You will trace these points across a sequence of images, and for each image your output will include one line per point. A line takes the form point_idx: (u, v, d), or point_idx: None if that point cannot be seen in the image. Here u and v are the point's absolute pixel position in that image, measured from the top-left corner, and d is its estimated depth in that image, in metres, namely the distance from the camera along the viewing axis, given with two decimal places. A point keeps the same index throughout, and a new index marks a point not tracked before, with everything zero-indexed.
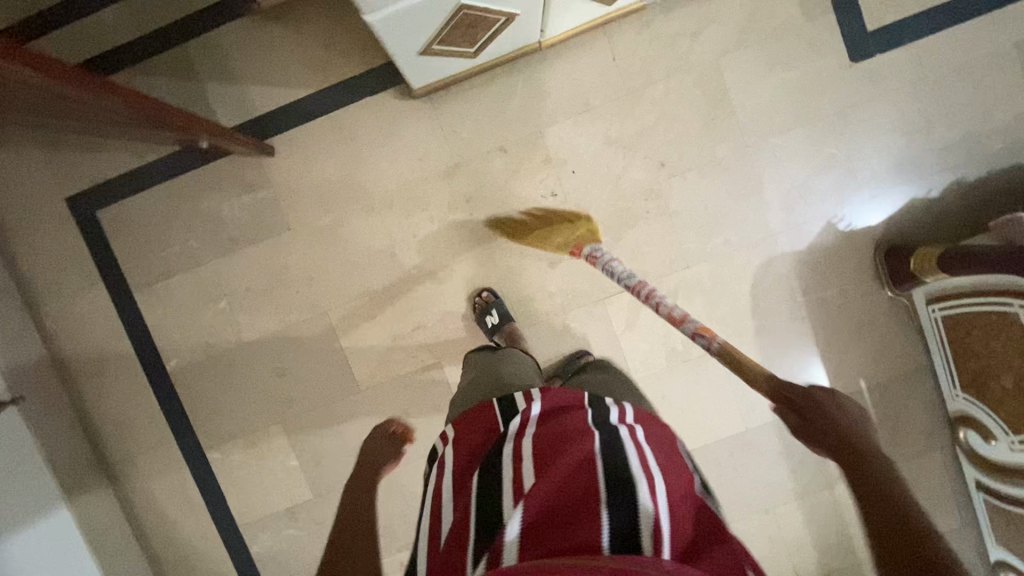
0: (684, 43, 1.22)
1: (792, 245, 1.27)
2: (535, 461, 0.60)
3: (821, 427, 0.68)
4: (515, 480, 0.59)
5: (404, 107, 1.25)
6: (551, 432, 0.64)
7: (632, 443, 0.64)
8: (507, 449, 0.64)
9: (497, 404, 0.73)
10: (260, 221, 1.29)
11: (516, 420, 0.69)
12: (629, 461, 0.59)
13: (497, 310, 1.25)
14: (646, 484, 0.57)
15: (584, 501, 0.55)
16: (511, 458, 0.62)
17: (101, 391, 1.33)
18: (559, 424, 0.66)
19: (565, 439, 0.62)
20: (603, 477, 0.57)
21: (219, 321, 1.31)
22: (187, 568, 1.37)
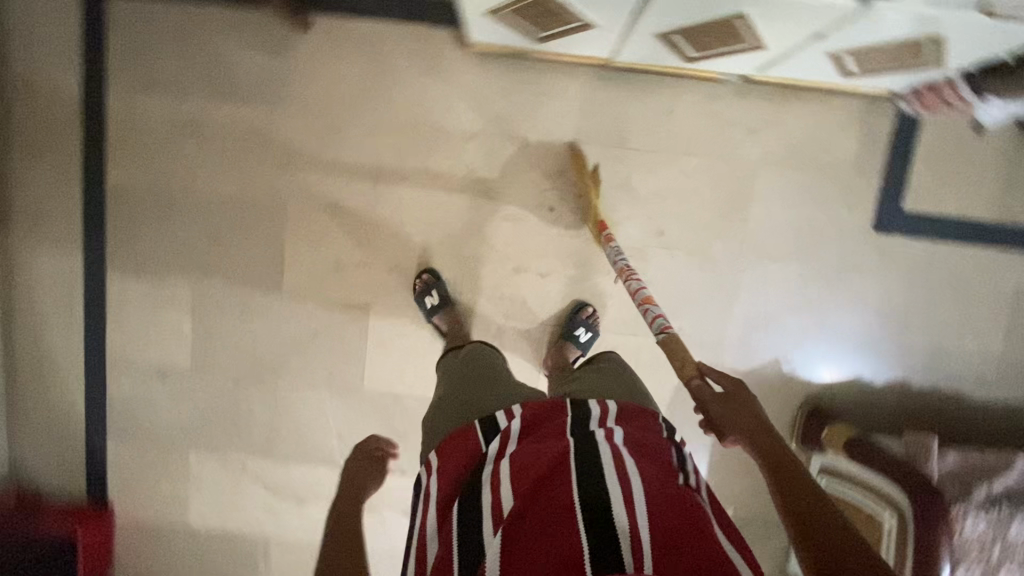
0: (737, 133, 1.20)
1: (735, 362, 1.28)
2: (513, 484, 0.61)
3: (738, 418, 0.72)
4: (495, 505, 0.60)
5: (453, 53, 1.20)
6: (532, 450, 0.65)
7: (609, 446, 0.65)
8: (486, 473, 0.65)
9: (477, 425, 0.72)
10: (264, 88, 1.22)
11: (496, 444, 0.69)
12: (606, 473, 0.60)
13: (436, 292, 1.24)
14: (620, 493, 0.58)
15: (559, 517, 0.56)
16: (489, 483, 0.63)
17: (30, 168, 1.26)
18: (540, 439, 0.67)
19: (542, 458, 0.63)
20: (579, 494, 0.58)
21: (178, 160, 1.25)
22: (39, 372, 1.33)
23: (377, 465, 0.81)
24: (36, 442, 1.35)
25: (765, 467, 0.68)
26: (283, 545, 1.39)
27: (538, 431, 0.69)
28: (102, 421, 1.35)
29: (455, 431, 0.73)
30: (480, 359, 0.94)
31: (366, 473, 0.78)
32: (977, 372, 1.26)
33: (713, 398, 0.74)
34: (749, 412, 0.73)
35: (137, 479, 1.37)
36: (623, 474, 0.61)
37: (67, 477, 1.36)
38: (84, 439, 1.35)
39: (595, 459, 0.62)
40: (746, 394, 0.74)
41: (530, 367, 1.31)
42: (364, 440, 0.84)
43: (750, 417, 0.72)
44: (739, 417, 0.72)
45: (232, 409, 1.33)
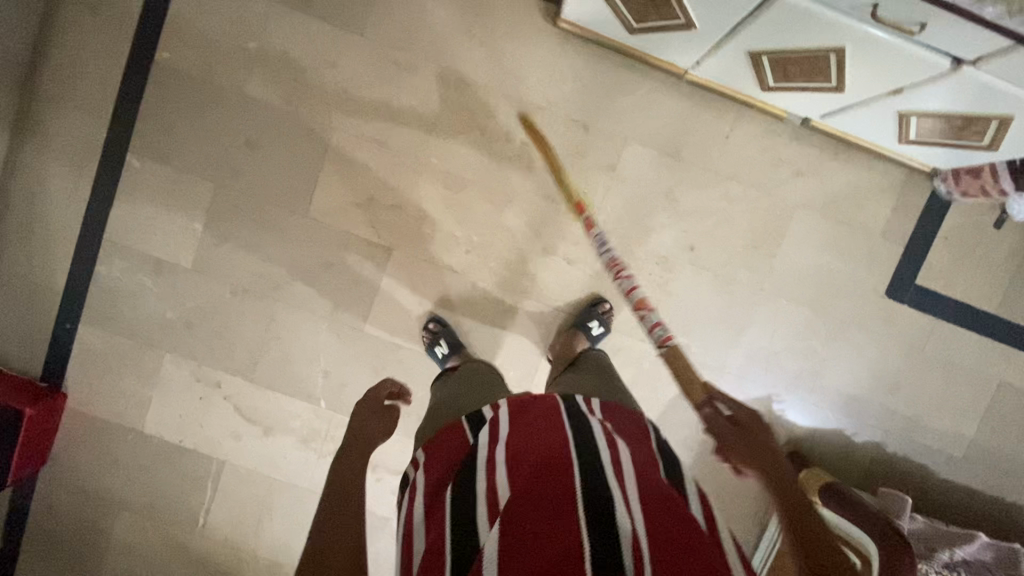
0: (785, 172, 1.24)
1: (730, 391, 1.30)
2: (509, 471, 0.59)
3: (760, 456, 0.72)
4: (490, 493, 0.57)
5: (537, 25, 1.21)
6: (527, 438, 0.64)
7: (605, 440, 0.64)
8: (476, 460, 0.63)
9: (466, 421, 0.72)
10: (343, 8, 1.21)
11: (486, 432, 0.67)
12: (605, 468, 0.59)
13: (446, 340, 1.24)
14: (621, 491, 0.57)
15: (560, 505, 0.54)
16: (483, 468, 0.61)
17: (80, 24, 1.21)
18: (533, 428, 0.66)
19: (535, 447, 0.62)
20: (579, 484, 0.56)
21: (235, 56, 1.21)
22: (27, 234, 1.25)
23: (384, 421, 0.81)
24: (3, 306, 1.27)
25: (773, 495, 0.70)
26: (236, 472, 1.33)
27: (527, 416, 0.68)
28: (81, 300, 1.27)
29: (444, 429, 0.73)
30: (472, 372, 0.96)
31: (373, 420, 0.80)
32: (946, 452, 1.32)
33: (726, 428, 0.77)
34: (770, 451, 0.73)
35: (102, 370, 1.30)
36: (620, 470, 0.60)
37: (26, 350, 1.28)
38: (56, 315, 1.27)
39: (593, 452, 0.61)
40: (769, 435, 0.75)
41: (534, 349, 1.30)
42: (375, 388, 0.88)
43: (760, 446, 0.73)
44: (759, 455, 0.73)
45: (221, 320, 1.28)
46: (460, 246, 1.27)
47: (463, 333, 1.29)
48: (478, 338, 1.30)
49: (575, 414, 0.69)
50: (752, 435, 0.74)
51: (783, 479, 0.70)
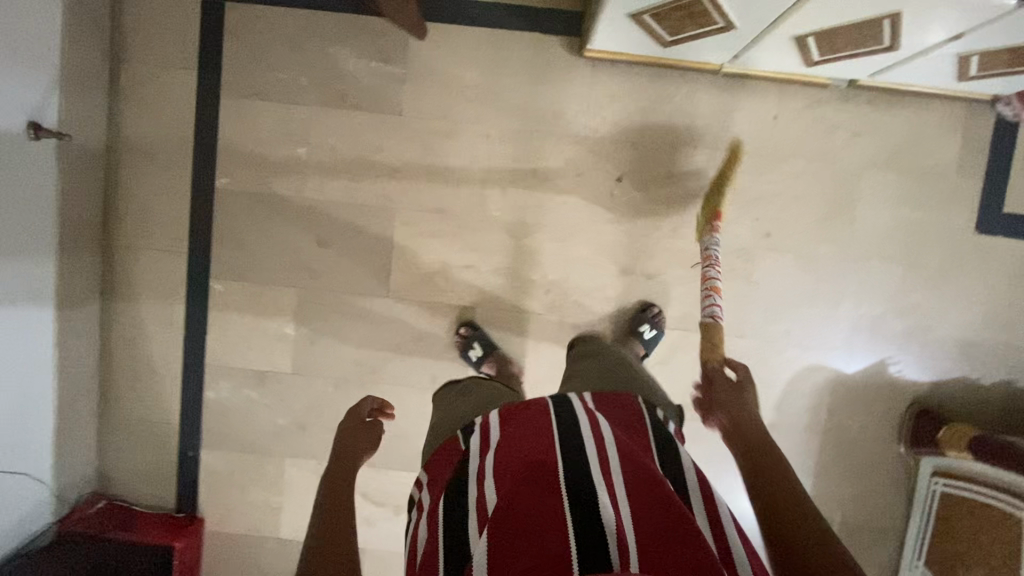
0: (842, 137, 1.23)
1: (840, 363, 1.28)
2: (494, 479, 0.59)
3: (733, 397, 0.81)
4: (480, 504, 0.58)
5: (565, 61, 1.23)
6: (513, 440, 0.63)
7: (590, 437, 0.62)
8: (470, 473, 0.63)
9: (461, 433, 0.72)
10: (379, 94, 1.25)
11: (475, 442, 0.67)
12: (592, 467, 0.58)
13: (479, 344, 1.25)
14: (604, 485, 0.57)
15: (544, 508, 0.54)
16: (473, 480, 0.61)
17: (138, 172, 1.27)
18: (520, 430, 0.65)
19: (526, 453, 0.61)
20: (562, 487, 0.56)
21: (289, 166, 1.26)
22: (134, 377, 1.32)
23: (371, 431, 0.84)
24: (128, 448, 1.33)
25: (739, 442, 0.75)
26: (377, 557, 1.35)
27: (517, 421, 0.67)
28: (198, 428, 1.32)
29: (445, 444, 0.72)
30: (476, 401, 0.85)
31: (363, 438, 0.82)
32: None
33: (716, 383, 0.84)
34: (744, 399, 0.81)
35: (230, 489, 1.34)
36: (605, 462, 0.59)
37: (158, 487, 1.34)
38: (178, 447, 1.33)
39: (577, 450, 0.60)
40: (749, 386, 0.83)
41: None
42: (359, 400, 0.88)
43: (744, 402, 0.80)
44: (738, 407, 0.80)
45: (330, 416, 1.32)
46: (540, 289, 1.28)
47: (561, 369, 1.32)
48: None
49: (560, 407, 0.68)
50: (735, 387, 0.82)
51: (756, 432, 0.75)
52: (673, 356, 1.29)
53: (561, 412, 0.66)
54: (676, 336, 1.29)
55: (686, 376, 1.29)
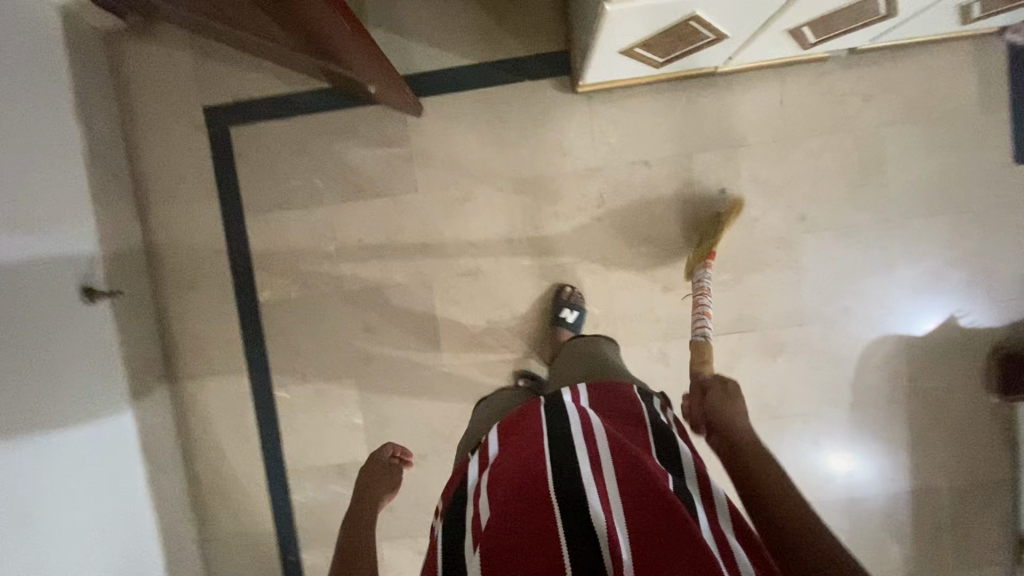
0: (854, 103, 1.21)
1: (908, 327, 1.25)
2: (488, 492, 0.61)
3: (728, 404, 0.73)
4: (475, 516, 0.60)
5: (561, 99, 1.24)
6: (510, 449, 0.65)
7: (582, 435, 0.63)
8: (471, 489, 0.65)
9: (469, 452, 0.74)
10: (391, 177, 1.28)
11: (478, 458, 0.69)
12: (582, 466, 0.60)
13: None
14: (593, 483, 0.58)
15: (533, 516, 0.55)
16: (473, 496, 0.64)
17: (184, 303, 1.33)
18: (517, 439, 0.66)
19: (517, 457, 0.63)
20: (552, 489, 0.57)
21: (323, 264, 1.30)
22: (223, 496, 1.36)
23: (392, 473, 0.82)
24: (232, 565, 1.37)
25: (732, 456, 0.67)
26: None
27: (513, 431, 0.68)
28: (293, 531, 1.36)
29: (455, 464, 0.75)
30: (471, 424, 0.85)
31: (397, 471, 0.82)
32: None
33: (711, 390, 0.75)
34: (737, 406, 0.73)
35: None
36: (595, 458, 0.60)
37: None
38: (278, 555, 1.36)
39: (567, 448, 0.62)
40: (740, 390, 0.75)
41: None
42: (381, 447, 0.84)
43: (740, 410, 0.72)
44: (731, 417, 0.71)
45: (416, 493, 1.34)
46: (588, 323, 1.28)
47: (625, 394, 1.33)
48: None
49: (553, 408, 0.69)
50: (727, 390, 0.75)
51: (754, 447, 0.66)
52: (737, 357, 1.27)
53: (555, 412, 0.68)
54: (735, 338, 1.27)
55: (755, 375, 1.28)
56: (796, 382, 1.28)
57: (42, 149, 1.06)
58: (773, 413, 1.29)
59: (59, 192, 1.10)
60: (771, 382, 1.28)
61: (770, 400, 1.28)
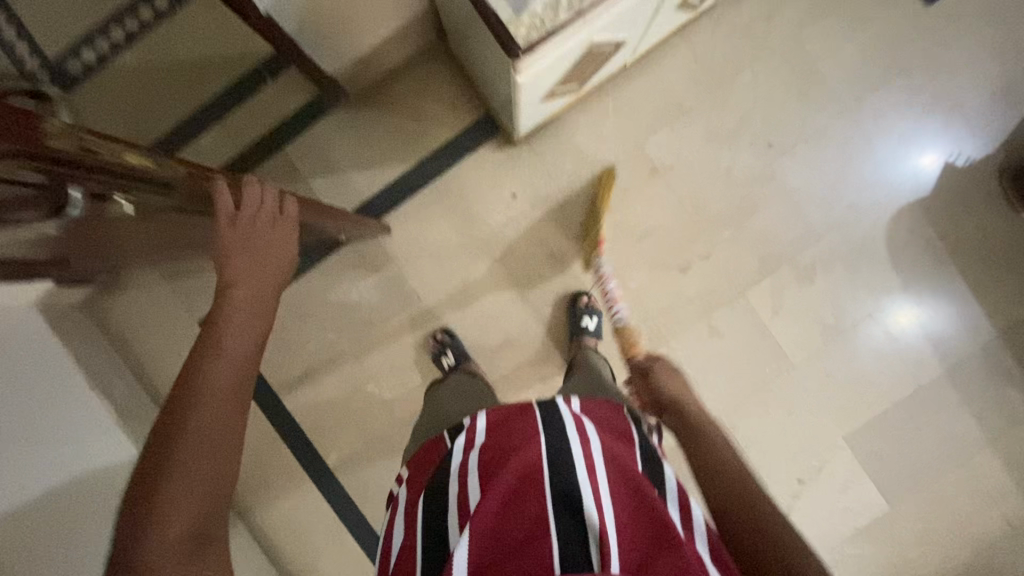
0: (760, 27, 1.25)
1: (915, 191, 1.26)
2: (479, 480, 0.64)
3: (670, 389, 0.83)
4: (459, 505, 0.63)
5: (506, 155, 1.28)
6: (499, 444, 0.67)
7: (578, 437, 0.65)
8: (452, 470, 0.69)
9: (443, 433, 0.81)
10: (394, 296, 1.31)
11: (462, 441, 0.72)
12: (577, 464, 0.61)
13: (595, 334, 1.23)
14: (588, 485, 0.59)
15: (525, 516, 0.57)
16: (456, 480, 0.67)
17: (264, 503, 1.32)
18: (505, 435, 0.68)
19: (509, 448, 0.65)
20: (545, 495, 0.58)
21: (371, 404, 1.32)
22: None
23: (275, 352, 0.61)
24: None
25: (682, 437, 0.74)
26: None
27: (502, 429, 0.70)
28: None
29: (427, 444, 0.83)
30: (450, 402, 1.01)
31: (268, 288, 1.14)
32: None
33: (655, 374, 0.87)
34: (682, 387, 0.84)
35: None
36: (588, 461, 0.62)
37: None
38: None
39: (560, 444, 0.63)
40: (680, 372, 0.87)
41: (763, 336, 1.28)
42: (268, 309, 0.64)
43: (681, 389, 0.84)
44: (676, 394, 0.82)
45: None
46: None
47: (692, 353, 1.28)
48: (718, 372, 1.28)
49: (552, 412, 0.69)
50: (674, 373, 0.86)
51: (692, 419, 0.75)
52: (781, 295, 1.28)
53: (552, 411, 0.69)
54: (769, 280, 1.28)
55: (803, 304, 1.28)
56: (843, 288, 1.28)
57: (58, 408, 1.08)
58: (837, 328, 1.28)
59: (92, 433, 1.11)
60: (822, 301, 1.28)
61: (829, 319, 1.28)
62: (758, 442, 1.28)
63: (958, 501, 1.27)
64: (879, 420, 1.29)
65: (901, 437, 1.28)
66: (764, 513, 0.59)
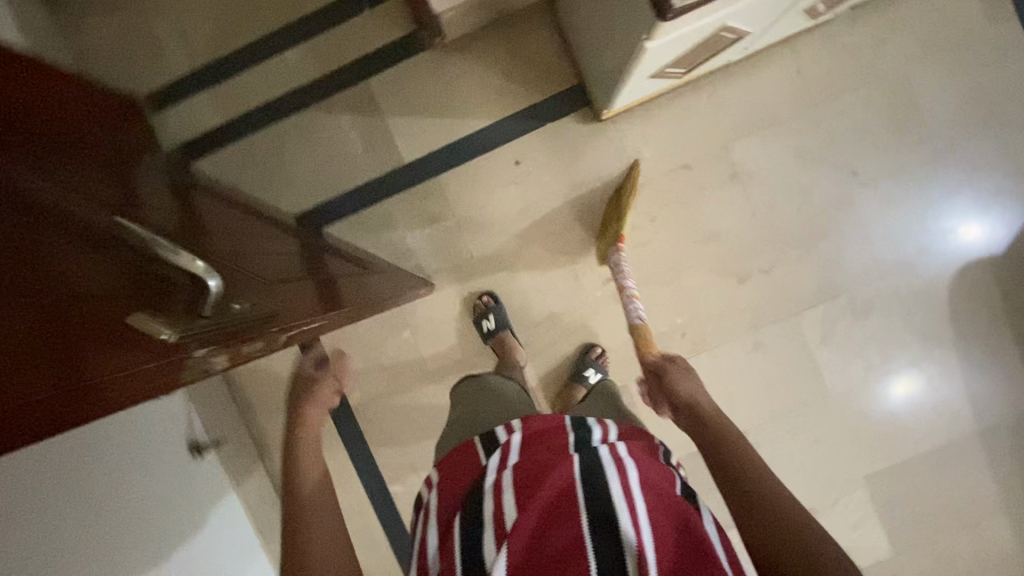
0: (869, 52, 1.23)
1: (986, 247, 1.25)
2: (515, 491, 0.59)
3: (679, 380, 0.81)
4: (496, 515, 0.58)
5: (587, 130, 1.26)
6: (538, 462, 0.63)
7: (612, 456, 0.62)
8: (487, 483, 0.63)
9: (477, 439, 0.73)
10: (447, 251, 1.29)
11: (497, 458, 0.67)
12: (611, 484, 0.58)
13: (592, 369, 1.25)
14: (624, 509, 0.55)
15: (569, 541, 0.53)
16: (490, 492, 0.62)
17: (278, 428, 1.32)
18: (540, 451, 0.65)
19: (546, 463, 0.61)
20: (584, 519, 0.55)
21: (403, 352, 1.31)
22: None
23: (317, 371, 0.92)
24: None
25: (691, 427, 0.74)
26: None
27: (540, 445, 0.67)
28: None
29: (456, 449, 0.75)
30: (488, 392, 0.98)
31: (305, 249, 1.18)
32: None
33: (667, 366, 0.85)
34: (693, 382, 0.81)
35: None
36: (624, 479, 0.59)
37: None
38: None
39: (595, 462, 0.60)
40: (692, 369, 0.84)
41: (805, 361, 1.27)
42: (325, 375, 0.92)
43: (692, 382, 0.81)
44: (687, 388, 0.80)
45: None
46: (677, 335, 1.27)
47: (732, 364, 1.27)
48: (754, 388, 1.27)
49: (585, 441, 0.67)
50: (681, 369, 0.84)
51: (706, 408, 0.75)
52: (831, 325, 1.27)
53: (584, 435, 0.67)
54: (824, 308, 1.27)
55: (851, 338, 1.27)
56: (894, 330, 1.26)
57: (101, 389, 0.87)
58: (879, 369, 1.27)
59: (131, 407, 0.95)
60: (871, 339, 1.27)
61: (873, 358, 1.27)
62: (778, 464, 1.28)
63: (964, 562, 1.27)
64: (903, 467, 1.28)
65: (921, 488, 1.27)
66: (792, 521, 0.57)
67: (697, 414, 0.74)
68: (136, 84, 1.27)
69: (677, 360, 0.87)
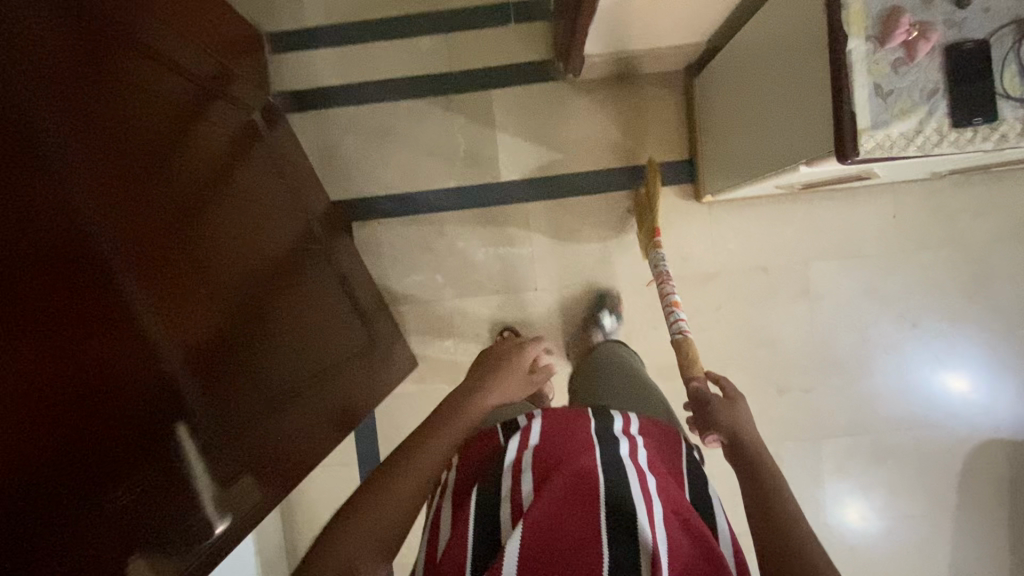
0: (962, 219, 1.27)
1: (1011, 432, 1.29)
2: (534, 477, 0.60)
3: (727, 414, 0.79)
4: (514, 498, 0.59)
5: (683, 205, 1.28)
6: (557, 450, 0.62)
7: (634, 460, 0.62)
8: (505, 463, 0.63)
9: (499, 428, 0.69)
10: (513, 274, 1.30)
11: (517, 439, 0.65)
12: (633, 485, 0.58)
13: None
14: (644, 510, 0.56)
15: (582, 534, 0.54)
16: (509, 473, 0.62)
17: None
18: (561, 438, 0.64)
19: (566, 453, 0.61)
20: (601, 517, 0.55)
21: (440, 357, 1.31)
22: None
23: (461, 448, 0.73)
24: None
25: (735, 463, 0.74)
26: None
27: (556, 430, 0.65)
28: None
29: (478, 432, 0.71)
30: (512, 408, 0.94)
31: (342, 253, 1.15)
32: None
33: (712, 395, 0.82)
34: (740, 417, 0.79)
35: None
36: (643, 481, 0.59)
37: None
38: None
39: (617, 465, 0.60)
40: (739, 398, 0.81)
41: (813, 484, 1.31)
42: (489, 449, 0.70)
43: (740, 416, 0.79)
44: (738, 423, 0.78)
45: None
46: None
47: None
48: None
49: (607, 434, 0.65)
50: (728, 400, 0.81)
51: (756, 449, 0.73)
52: (848, 459, 1.30)
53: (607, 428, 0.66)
54: (846, 441, 1.30)
55: (861, 477, 1.30)
56: (903, 481, 1.31)
57: None
58: (878, 513, 1.31)
59: None
60: (879, 483, 1.31)
61: (876, 501, 1.31)
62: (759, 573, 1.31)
63: None
64: None
65: None
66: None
67: (743, 453, 0.74)
68: (267, 20, 1.26)
69: (720, 383, 0.84)
